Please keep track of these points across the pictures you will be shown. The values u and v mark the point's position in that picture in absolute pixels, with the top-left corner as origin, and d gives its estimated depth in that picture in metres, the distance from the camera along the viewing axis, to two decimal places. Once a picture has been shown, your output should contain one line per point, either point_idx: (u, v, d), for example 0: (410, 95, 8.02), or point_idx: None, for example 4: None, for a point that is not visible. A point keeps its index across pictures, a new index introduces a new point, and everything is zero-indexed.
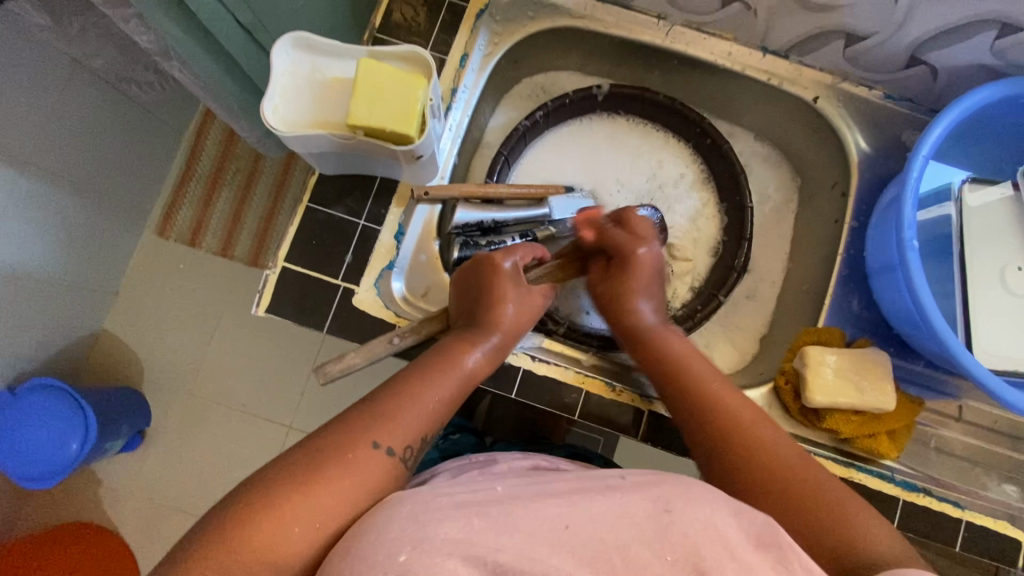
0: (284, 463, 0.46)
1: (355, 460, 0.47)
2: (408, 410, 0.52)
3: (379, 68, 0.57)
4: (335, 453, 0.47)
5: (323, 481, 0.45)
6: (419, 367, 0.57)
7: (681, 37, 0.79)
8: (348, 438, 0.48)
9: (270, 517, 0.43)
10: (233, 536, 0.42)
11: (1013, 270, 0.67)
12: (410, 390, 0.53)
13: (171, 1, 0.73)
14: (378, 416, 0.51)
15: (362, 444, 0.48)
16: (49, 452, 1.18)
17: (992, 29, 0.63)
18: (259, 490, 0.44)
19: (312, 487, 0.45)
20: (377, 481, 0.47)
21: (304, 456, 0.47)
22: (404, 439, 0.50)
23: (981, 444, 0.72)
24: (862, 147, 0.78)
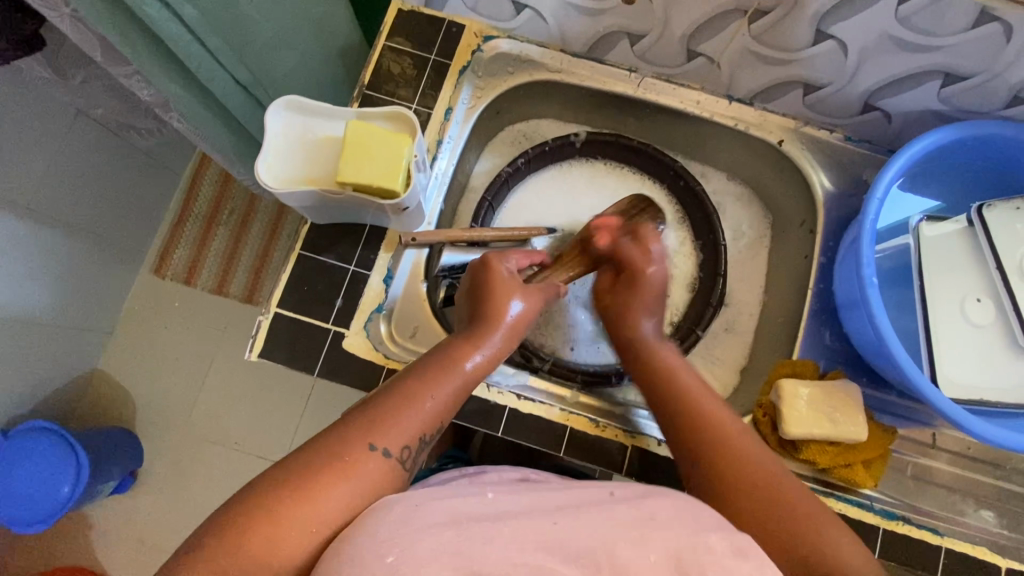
0: (285, 467, 0.47)
1: (353, 464, 0.48)
2: (406, 413, 0.53)
3: (367, 128, 0.61)
4: (333, 456, 0.48)
5: (321, 484, 0.46)
6: (418, 369, 0.58)
7: (652, 88, 0.84)
8: (348, 440, 0.50)
9: (272, 520, 0.44)
10: (237, 537, 0.43)
11: (972, 301, 0.71)
12: (408, 393, 0.55)
13: (171, 62, 0.78)
14: (376, 420, 0.52)
15: (359, 446, 0.49)
16: (43, 493, 1.19)
17: (937, 78, 0.68)
18: (259, 496, 0.45)
19: (311, 491, 0.46)
20: (375, 483, 0.49)
21: (304, 462, 0.48)
22: (400, 442, 0.52)
23: (954, 469, 0.75)
24: (827, 186, 0.82)
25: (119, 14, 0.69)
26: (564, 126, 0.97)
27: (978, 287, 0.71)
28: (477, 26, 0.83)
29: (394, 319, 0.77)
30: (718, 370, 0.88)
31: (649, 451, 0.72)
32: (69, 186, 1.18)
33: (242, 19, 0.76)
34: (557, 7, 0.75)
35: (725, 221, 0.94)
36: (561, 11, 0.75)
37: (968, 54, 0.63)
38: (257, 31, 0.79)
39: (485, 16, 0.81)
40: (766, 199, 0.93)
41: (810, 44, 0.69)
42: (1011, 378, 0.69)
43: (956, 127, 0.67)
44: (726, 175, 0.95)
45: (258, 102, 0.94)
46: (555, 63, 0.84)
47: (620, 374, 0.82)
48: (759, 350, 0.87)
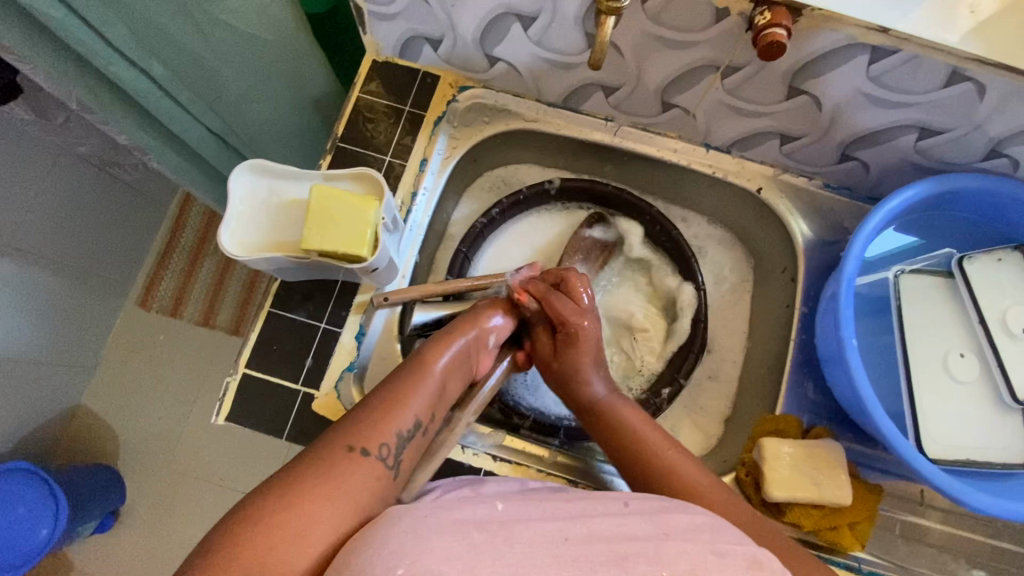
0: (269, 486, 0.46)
1: (334, 466, 0.48)
2: (380, 416, 0.54)
3: (332, 194, 0.60)
4: (313, 463, 0.47)
5: (306, 489, 0.45)
6: (390, 380, 0.59)
7: (629, 136, 0.84)
8: (325, 448, 0.49)
9: (262, 530, 0.42)
10: (228, 556, 0.40)
11: (955, 356, 0.70)
12: (381, 398, 0.56)
13: (143, 114, 0.77)
14: (350, 427, 0.52)
15: (337, 450, 0.49)
16: (18, 538, 1.14)
17: (913, 132, 0.67)
18: (245, 514, 0.43)
19: (302, 495, 0.44)
20: (363, 481, 0.48)
21: (287, 473, 0.47)
22: (377, 439, 0.51)
23: (944, 526, 0.73)
24: (807, 235, 0.81)
25: (87, 73, 0.68)
26: (542, 170, 0.96)
27: (962, 342, 0.70)
28: (453, 76, 0.83)
29: (366, 377, 0.75)
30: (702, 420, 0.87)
31: None
32: (53, 224, 1.17)
33: (214, 74, 0.75)
34: (531, 61, 0.75)
35: (707, 266, 0.93)
36: (535, 64, 0.75)
37: (942, 111, 0.63)
38: (230, 84, 0.79)
39: (459, 68, 0.80)
40: (747, 245, 0.92)
41: (783, 98, 0.68)
42: (997, 436, 0.67)
43: (932, 181, 0.66)
44: (707, 219, 0.94)
45: (234, 149, 0.93)
46: (532, 113, 0.84)
47: None
48: (744, 399, 0.85)
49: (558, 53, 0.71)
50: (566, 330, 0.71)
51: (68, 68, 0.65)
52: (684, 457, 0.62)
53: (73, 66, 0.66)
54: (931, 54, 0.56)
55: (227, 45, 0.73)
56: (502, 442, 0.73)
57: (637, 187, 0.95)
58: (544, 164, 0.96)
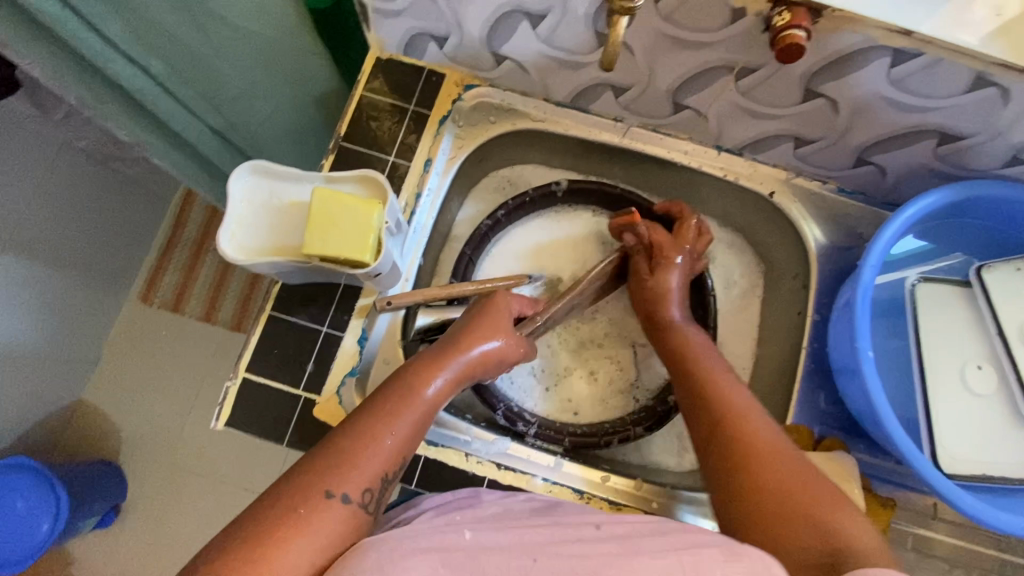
0: (239, 529, 0.44)
1: (309, 516, 0.45)
2: (363, 451, 0.50)
3: (334, 198, 0.58)
4: (286, 511, 0.45)
5: (276, 543, 0.43)
6: (374, 404, 0.54)
7: (639, 137, 0.82)
8: (301, 489, 0.46)
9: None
10: None
11: (972, 369, 0.68)
12: (367, 429, 0.51)
13: (140, 109, 0.75)
14: (328, 464, 0.48)
15: (315, 495, 0.46)
16: (20, 532, 1.13)
17: (933, 138, 0.65)
18: (213, 563, 0.41)
19: (270, 550, 0.43)
20: (336, 530, 0.45)
21: (259, 517, 0.44)
22: (358, 484, 0.48)
23: (956, 541, 0.72)
24: (820, 240, 0.79)
25: (84, 70, 0.66)
26: (549, 171, 0.95)
27: (979, 354, 0.69)
28: (458, 75, 0.81)
29: (368, 381, 0.73)
30: None
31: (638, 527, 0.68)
32: (53, 219, 1.16)
33: (214, 71, 0.73)
34: (538, 59, 0.73)
35: (716, 270, 0.92)
36: (543, 63, 0.73)
37: (965, 116, 0.61)
38: (231, 81, 0.77)
39: (465, 66, 0.79)
40: (759, 249, 0.90)
41: (799, 101, 0.66)
42: (1014, 451, 0.66)
43: (953, 188, 0.64)
44: (717, 222, 0.92)
45: (235, 146, 0.91)
46: (539, 113, 0.82)
47: (609, 437, 0.79)
48: None
49: (567, 52, 0.69)
50: (661, 258, 0.77)
51: (65, 66, 0.64)
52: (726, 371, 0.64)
53: (70, 63, 0.64)
54: (955, 58, 0.54)
55: (229, 42, 0.71)
56: (506, 450, 0.71)
57: (646, 189, 0.93)
58: (551, 164, 0.94)
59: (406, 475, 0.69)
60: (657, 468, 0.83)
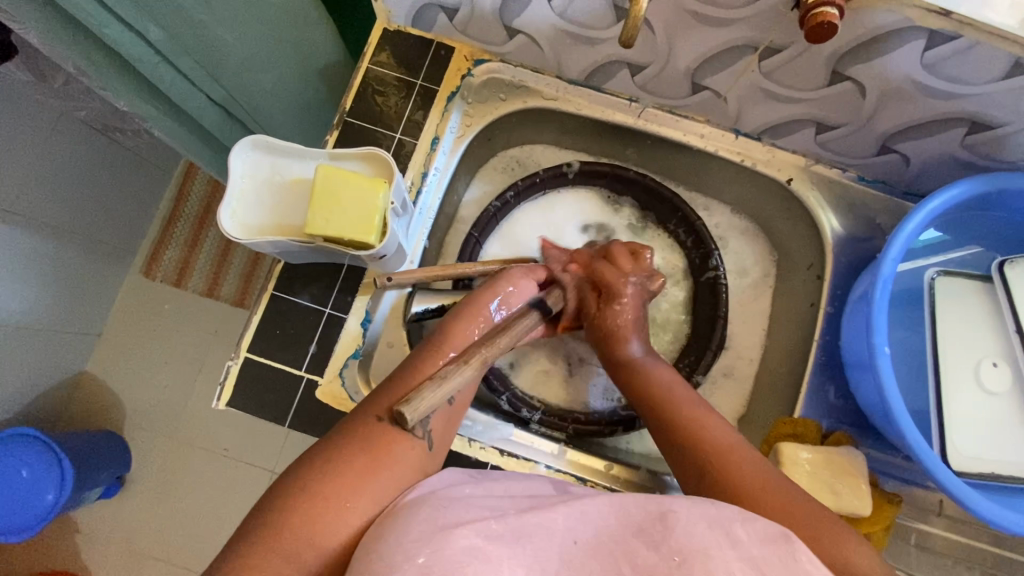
0: (316, 452, 0.51)
1: (367, 436, 0.52)
2: (403, 380, 0.57)
3: (340, 175, 0.56)
4: (350, 435, 0.52)
5: (341, 465, 0.49)
6: (416, 350, 0.61)
7: (654, 119, 0.79)
8: (360, 418, 0.54)
9: (306, 507, 0.46)
10: (274, 529, 0.45)
11: (988, 366, 0.66)
12: (411, 372, 0.58)
13: (137, 79, 0.72)
14: (377, 397, 0.56)
15: (369, 421, 0.54)
16: (29, 500, 1.15)
17: (962, 127, 0.62)
18: (289, 490, 0.48)
19: (336, 470, 0.49)
20: (393, 449, 0.52)
21: (324, 449, 0.51)
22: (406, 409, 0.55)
23: (963, 540, 0.71)
24: (836, 230, 0.76)
25: (80, 36, 0.63)
26: (560, 152, 0.92)
27: (995, 351, 0.67)
28: (468, 49, 0.78)
29: (371, 364, 0.72)
30: None
31: None
32: (54, 191, 1.14)
33: (215, 41, 0.71)
34: (552, 34, 0.69)
35: (728, 257, 0.90)
36: (557, 37, 0.70)
37: (999, 104, 0.58)
38: (232, 51, 0.74)
39: (476, 40, 0.75)
40: (772, 237, 0.88)
41: (825, 84, 0.63)
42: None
43: (980, 180, 0.61)
44: (730, 208, 0.90)
45: (237, 119, 0.89)
46: (551, 91, 0.79)
47: (613, 426, 0.78)
48: (759, 396, 0.83)
49: (583, 28, 0.66)
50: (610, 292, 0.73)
51: (62, 32, 0.61)
52: (685, 391, 0.62)
53: (67, 29, 0.61)
54: (994, 41, 0.50)
55: (232, 10, 0.69)
56: (509, 437, 0.71)
57: (658, 171, 0.90)
58: (561, 146, 0.91)
59: None
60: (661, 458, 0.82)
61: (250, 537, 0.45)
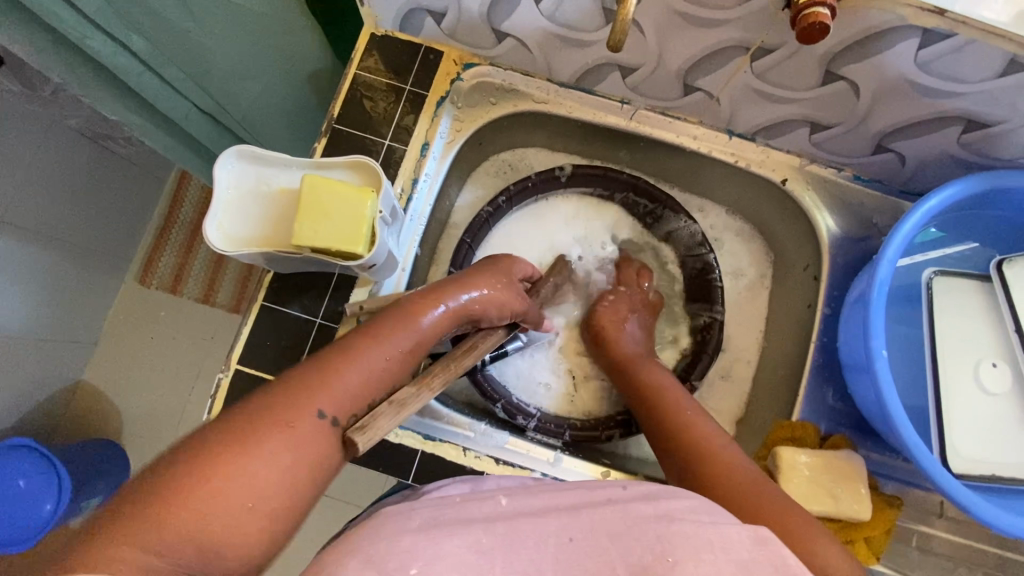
0: (227, 425, 0.41)
1: (298, 427, 0.43)
2: (351, 372, 0.48)
3: (324, 185, 0.55)
4: (274, 418, 0.42)
5: (258, 451, 0.40)
6: (366, 329, 0.53)
7: (646, 120, 0.78)
8: (290, 398, 0.44)
9: (202, 496, 0.37)
10: (154, 519, 0.36)
11: (987, 367, 0.66)
12: (354, 361, 0.49)
13: (124, 91, 0.71)
14: (316, 379, 0.46)
15: (305, 408, 0.44)
16: (21, 514, 1.12)
17: (957, 125, 0.62)
18: (180, 473, 0.38)
19: (252, 457, 0.40)
20: (322, 445, 0.44)
21: (237, 427, 0.41)
22: (345, 401, 0.47)
23: (966, 541, 0.70)
24: (833, 231, 0.76)
25: (63, 49, 0.62)
26: (552, 155, 0.91)
27: (994, 351, 0.66)
28: (457, 53, 0.77)
29: None
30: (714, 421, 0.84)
31: None
32: (45, 202, 1.12)
33: (200, 50, 0.70)
34: (541, 36, 0.69)
35: (724, 258, 0.89)
36: (546, 40, 0.69)
37: (995, 101, 0.57)
38: (218, 60, 0.73)
39: (464, 43, 0.75)
40: (768, 238, 0.87)
41: (818, 83, 0.63)
42: None
43: (976, 178, 0.61)
44: (725, 209, 0.89)
45: (226, 127, 0.88)
46: (542, 94, 0.78)
47: (610, 431, 0.77)
48: (757, 398, 0.82)
49: (572, 30, 0.66)
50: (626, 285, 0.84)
51: (47, 48, 0.61)
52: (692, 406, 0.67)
53: (49, 42, 0.60)
54: (988, 39, 0.50)
55: (217, 19, 0.68)
56: (505, 445, 0.70)
57: (651, 173, 0.89)
58: (554, 148, 0.91)
59: (404, 470, 0.68)
60: (659, 462, 0.81)
61: (117, 528, 0.35)
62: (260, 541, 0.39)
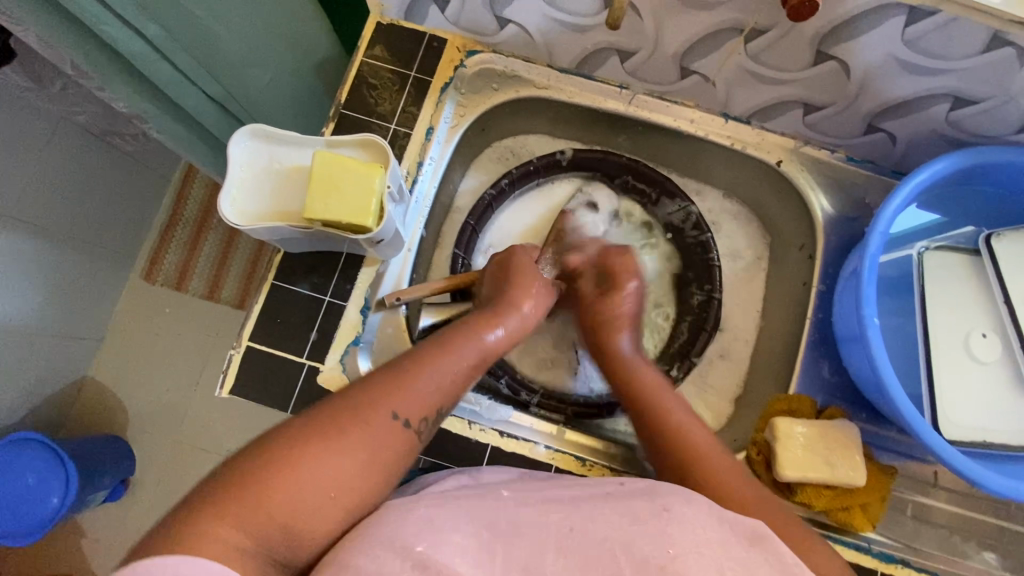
0: (323, 418, 0.46)
1: (377, 426, 0.48)
2: (427, 381, 0.53)
3: (336, 163, 0.57)
4: (358, 417, 0.47)
5: (345, 444, 0.45)
6: (435, 343, 0.57)
7: (644, 104, 0.80)
8: (372, 401, 0.49)
9: (293, 473, 0.42)
10: (254, 493, 0.41)
11: (977, 337, 0.68)
12: (426, 371, 0.53)
13: (138, 79, 0.74)
14: (396, 385, 0.51)
15: (384, 411, 0.49)
16: (30, 507, 1.14)
17: (944, 103, 0.64)
18: (280, 454, 0.43)
19: (339, 448, 0.45)
20: (394, 448, 0.48)
21: (328, 418, 0.46)
22: (421, 409, 0.51)
23: (962, 511, 0.71)
24: (827, 210, 0.78)
25: (82, 37, 0.65)
26: (553, 141, 0.93)
27: (985, 322, 0.68)
28: (460, 40, 0.79)
29: (373, 352, 0.73)
30: (713, 399, 0.85)
31: None
32: (53, 196, 1.15)
33: (212, 38, 0.72)
34: (541, 22, 0.71)
35: (721, 241, 0.91)
36: (546, 26, 0.71)
37: (979, 78, 0.59)
38: (229, 48, 0.75)
39: (467, 31, 0.77)
40: (765, 220, 0.89)
41: (810, 64, 0.65)
42: (1018, 420, 0.65)
43: (963, 154, 0.63)
44: (722, 193, 0.91)
45: (235, 117, 0.90)
46: (542, 80, 0.81)
47: (611, 406, 0.79)
48: (755, 376, 0.84)
49: (571, 16, 0.68)
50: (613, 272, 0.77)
51: (67, 36, 0.63)
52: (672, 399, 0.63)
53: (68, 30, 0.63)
54: (970, 16, 0.52)
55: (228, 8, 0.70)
56: (509, 418, 0.72)
57: (650, 158, 0.91)
58: (554, 135, 0.93)
59: None
60: None
61: (223, 494, 0.41)
62: (331, 533, 0.44)
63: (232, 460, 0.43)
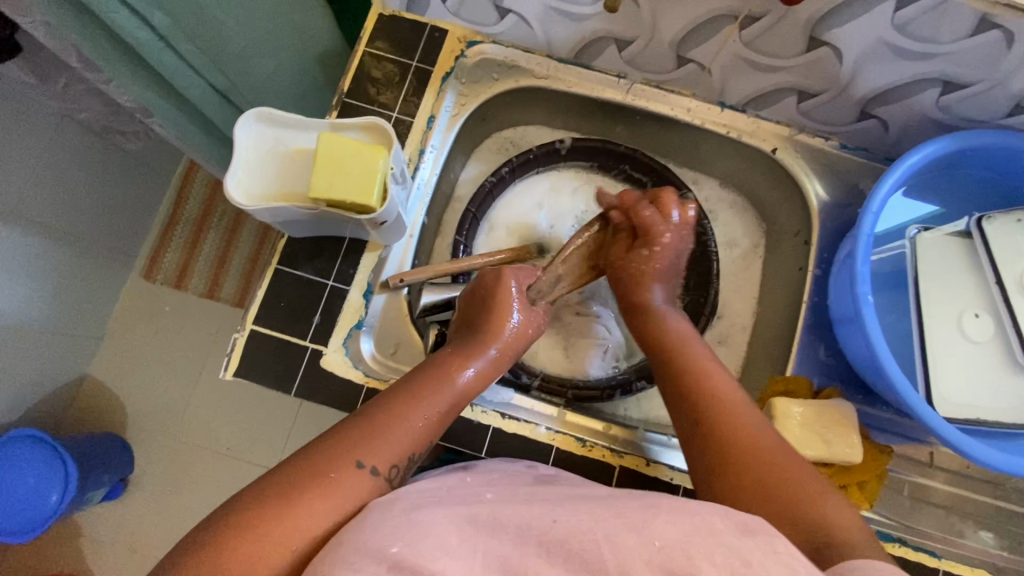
0: (281, 476, 0.47)
1: (340, 479, 0.48)
2: (395, 430, 0.53)
3: (339, 143, 0.59)
4: (321, 471, 0.48)
5: (306, 498, 0.46)
6: (405, 387, 0.58)
7: (642, 94, 0.82)
8: (335, 454, 0.49)
9: (251, 531, 0.43)
10: (213, 550, 0.42)
11: (970, 317, 0.69)
12: (391, 418, 0.53)
13: (144, 69, 0.75)
14: (362, 433, 0.51)
15: (347, 462, 0.49)
16: (29, 505, 1.14)
17: (935, 87, 0.65)
18: (242, 510, 0.44)
19: (300, 501, 0.45)
20: (360, 497, 0.48)
21: (291, 473, 0.47)
22: (388, 459, 0.51)
23: (957, 490, 0.73)
24: (821, 196, 0.79)
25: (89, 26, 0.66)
26: (552, 132, 0.95)
27: (977, 302, 0.69)
28: (461, 31, 0.80)
29: (374, 333, 0.74)
30: None
31: (637, 472, 0.69)
32: (56, 193, 1.15)
33: (218, 28, 0.73)
34: (540, 12, 0.72)
35: (718, 229, 0.92)
36: (546, 16, 0.73)
37: (968, 62, 0.60)
38: (234, 38, 0.76)
39: (468, 21, 0.78)
40: (761, 208, 0.90)
41: (804, 50, 0.66)
42: (1010, 397, 0.67)
43: (954, 138, 0.64)
44: (718, 182, 0.93)
45: (237, 109, 0.91)
46: (542, 69, 0.82)
47: (611, 390, 0.80)
48: (753, 362, 0.85)
49: (570, 5, 0.69)
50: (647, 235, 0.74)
51: (77, 25, 0.64)
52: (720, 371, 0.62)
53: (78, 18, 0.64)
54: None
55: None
56: (510, 401, 0.73)
57: (647, 148, 0.93)
58: (553, 125, 0.94)
59: None
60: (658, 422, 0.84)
61: (183, 557, 0.42)
62: None
63: (196, 526, 0.44)
